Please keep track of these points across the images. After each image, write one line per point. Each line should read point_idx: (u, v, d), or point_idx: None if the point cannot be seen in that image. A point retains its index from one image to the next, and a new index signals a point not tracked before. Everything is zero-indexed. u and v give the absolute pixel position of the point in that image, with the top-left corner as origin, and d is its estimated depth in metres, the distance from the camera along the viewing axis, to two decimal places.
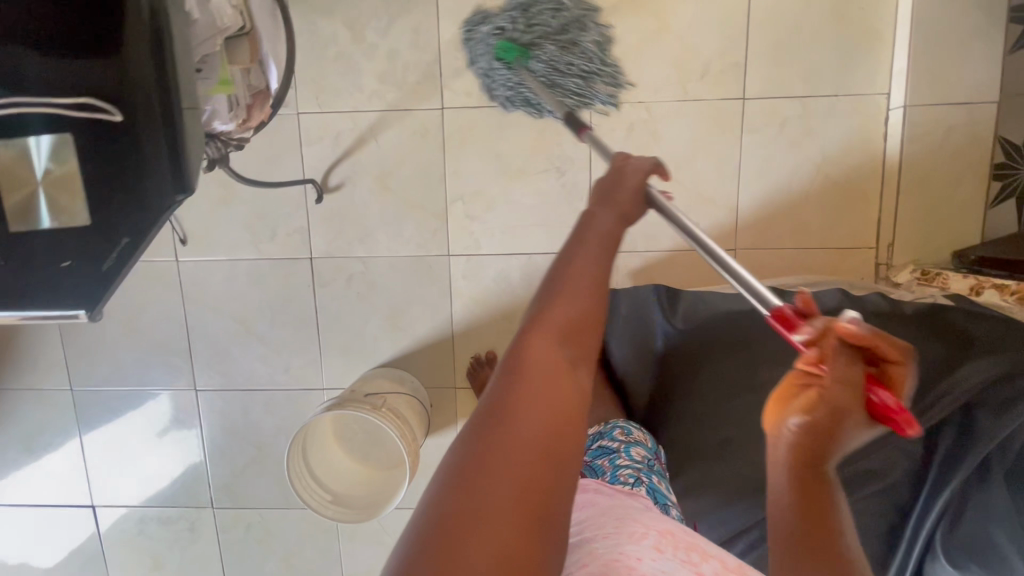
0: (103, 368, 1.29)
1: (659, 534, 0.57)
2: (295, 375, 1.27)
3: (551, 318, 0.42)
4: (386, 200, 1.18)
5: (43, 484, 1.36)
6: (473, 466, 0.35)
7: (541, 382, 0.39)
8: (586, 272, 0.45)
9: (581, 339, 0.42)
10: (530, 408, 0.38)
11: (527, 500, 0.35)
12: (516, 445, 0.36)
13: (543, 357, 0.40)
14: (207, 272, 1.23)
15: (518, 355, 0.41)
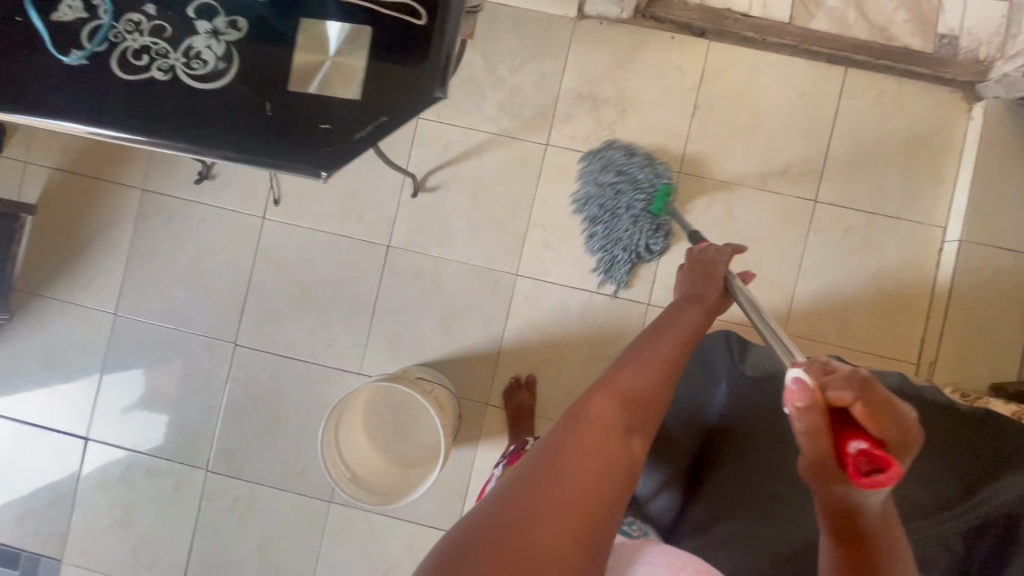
0: (153, 301, 1.30)
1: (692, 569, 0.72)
2: (337, 352, 1.27)
3: (614, 391, 0.65)
4: (473, 210, 1.26)
5: (46, 403, 1.32)
6: (541, 470, 0.55)
7: (598, 427, 0.60)
8: (641, 365, 0.69)
9: (632, 416, 0.64)
10: (590, 443, 0.58)
11: (576, 492, 0.54)
12: (574, 468, 0.56)
13: (603, 410, 0.62)
14: (288, 234, 1.28)
15: (582, 407, 0.62)
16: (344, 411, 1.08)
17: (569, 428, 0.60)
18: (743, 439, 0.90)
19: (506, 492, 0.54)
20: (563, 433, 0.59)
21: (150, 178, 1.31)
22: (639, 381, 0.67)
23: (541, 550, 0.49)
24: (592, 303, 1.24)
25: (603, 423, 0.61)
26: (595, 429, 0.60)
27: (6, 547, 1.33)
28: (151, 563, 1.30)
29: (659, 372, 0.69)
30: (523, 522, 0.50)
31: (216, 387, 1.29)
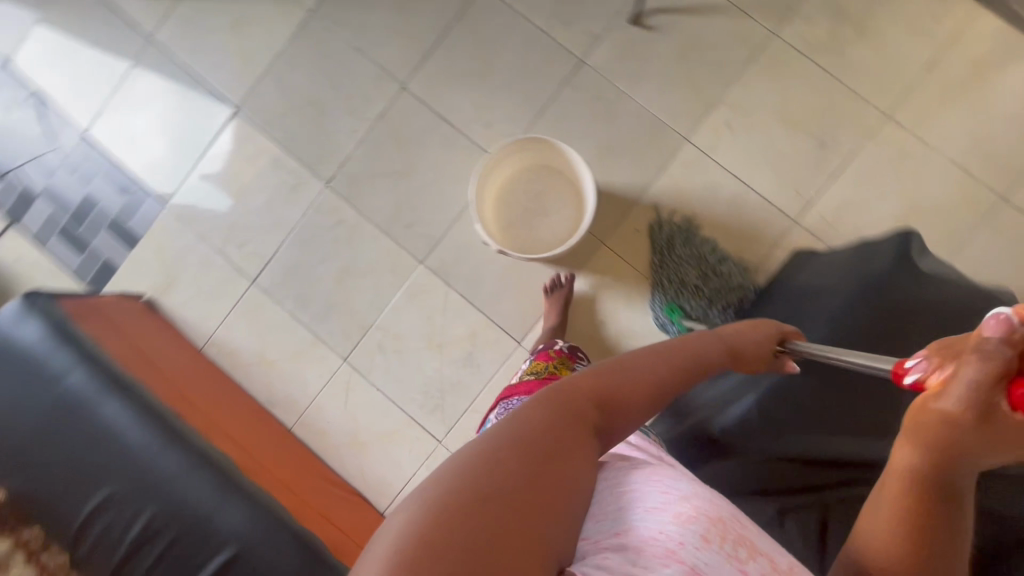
0: (348, 16, 1.34)
1: (707, 520, 0.51)
2: (489, 135, 1.30)
3: (596, 374, 0.56)
4: (675, 62, 1.26)
5: (214, 63, 1.38)
6: (501, 451, 0.46)
7: (573, 413, 0.51)
8: (639, 372, 0.57)
9: (616, 406, 0.54)
10: (558, 431, 0.49)
11: (534, 485, 0.45)
12: (541, 451, 0.47)
13: (579, 399, 0.52)
14: (496, 9, 1.30)
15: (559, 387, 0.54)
16: (497, 166, 1.14)
17: (536, 406, 0.51)
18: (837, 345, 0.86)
19: (456, 471, 0.44)
20: (525, 416, 0.50)
21: None
22: (635, 382, 0.56)
23: (494, 533, 0.41)
24: (744, 197, 1.24)
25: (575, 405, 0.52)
26: (567, 411, 0.51)
27: (125, 174, 1.41)
28: (240, 244, 1.37)
29: (669, 364, 0.60)
30: (480, 498, 0.42)
31: (367, 116, 1.33)
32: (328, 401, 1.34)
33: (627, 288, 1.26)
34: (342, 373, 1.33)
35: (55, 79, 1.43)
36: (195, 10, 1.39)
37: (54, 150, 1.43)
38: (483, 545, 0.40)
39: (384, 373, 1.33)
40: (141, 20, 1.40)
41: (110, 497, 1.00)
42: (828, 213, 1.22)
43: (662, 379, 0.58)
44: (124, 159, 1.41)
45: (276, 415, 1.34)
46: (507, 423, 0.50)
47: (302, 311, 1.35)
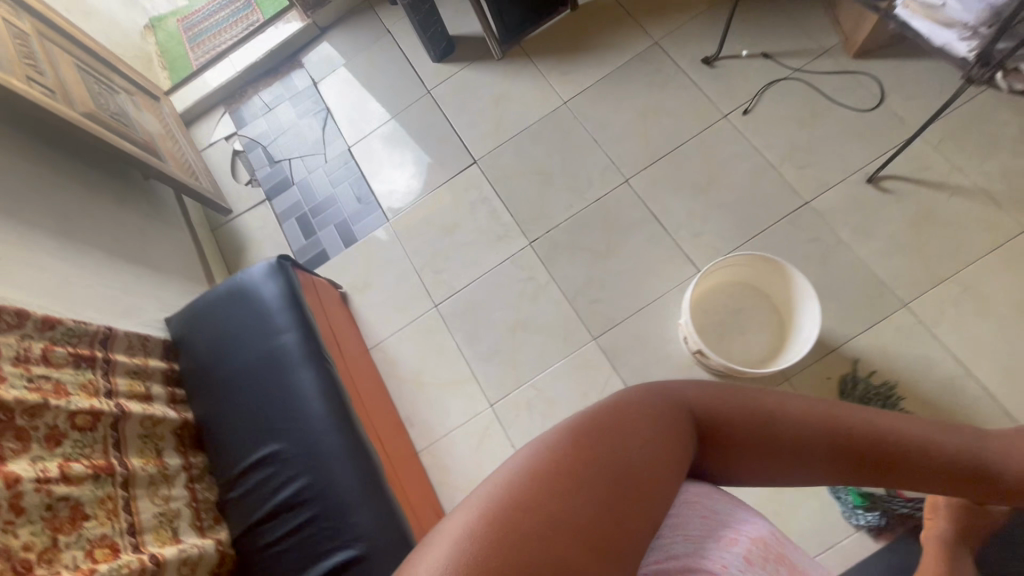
0: (596, 113, 1.52)
1: (747, 544, 0.56)
2: (696, 244, 1.35)
3: (723, 403, 0.59)
4: (907, 229, 1.25)
5: (471, 122, 1.62)
6: (607, 435, 0.53)
7: (675, 425, 0.57)
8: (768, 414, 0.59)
9: (724, 435, 0.59)
10: (657, 433, 0.55)
11: (626, 471, 0.52)
12: (639, 450, 0.53)
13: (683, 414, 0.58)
14: (733, 139, 1.41)
15: (674, 399, 0.59)
16: (712, 272, 1.18)
17: (647, 410, 0.56)
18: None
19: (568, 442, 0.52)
20: (633, 411, 0.56)
21: (667, 38, 1.54)
22: (761, 419, 0.58)
23: (586, 515, 0.49)
24: (963, 382, 1.14)
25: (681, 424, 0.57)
26: (669, 421, 0.56)
27: (366, 187, 1.65)
28: (436, 271, 1.50)
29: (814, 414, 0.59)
30: (582, 468, 0.50)
31: (587, 196, 1.46)
32: (461, 438, 1.35)
33: None
34: (484, 417, 1.35)
35: (345, 103, 1.76)
36: (472, 79, 1.66)
37: (322, 153, 1.72)
38: (579, 504, 0.49)
39: (524, 431, 1.32)
40: (427, 77, 1.71)
41: (273, 454, 1.07)
42: None
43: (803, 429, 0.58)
44: (370, 175, 1.66)
45: (410, 435, 1.38)
46: (615, 414, 0.55)
47: (467, 346, 1.42)
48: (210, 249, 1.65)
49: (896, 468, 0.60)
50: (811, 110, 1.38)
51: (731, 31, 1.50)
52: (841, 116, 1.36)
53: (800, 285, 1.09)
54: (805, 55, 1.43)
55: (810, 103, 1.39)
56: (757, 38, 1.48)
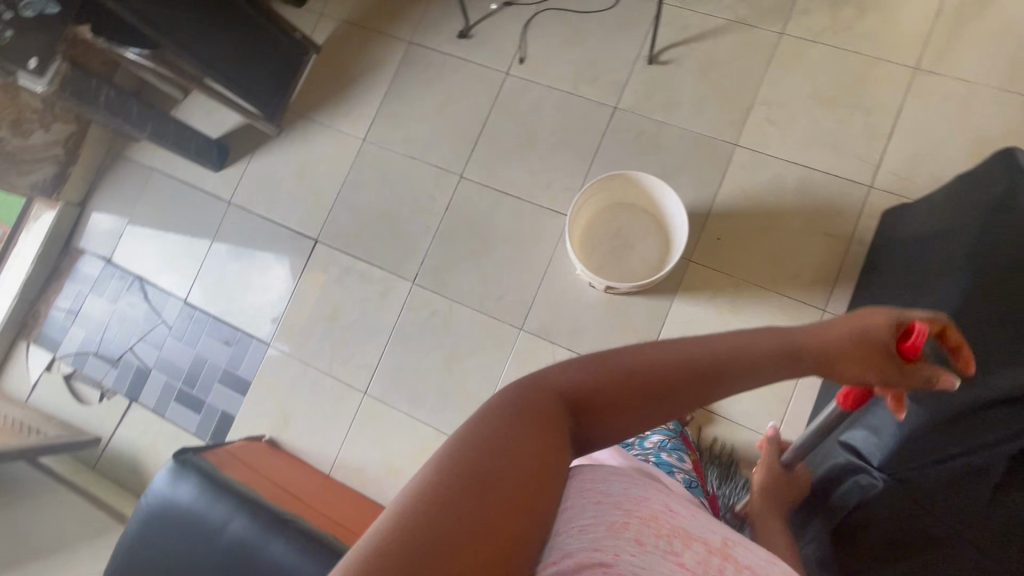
0: (398, 133, 1.49)
1: (638, 521, 0.52)
2: (552, 195, 1.38)
3: (582, 373, 0.57)
4: (702, 83, 1.35)
5: (289, 207, 1.52)
6: (482, 444, 0.48)
7: (549, 413, 0.53)
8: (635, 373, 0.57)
9: (598, 408, 0.56)
10: (533, 426, 0.51)
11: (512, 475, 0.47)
12: (518, 446, 0.49)
13: (555, 399, 0.55)
14: (526, 89, 1.44)
15: (536, 385, 0.55)
16: (577, 215, 1.20)
17: (506, 408, 0.53)
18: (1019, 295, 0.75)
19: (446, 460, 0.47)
20: (505, 412, 0.52)
21: (417, 32, 1.53)
22: (631, 382, 0.57)
23: (475, 528, 0.42)
24: (811, 178, 1.27)
25: (547, 410, 0.53)
26: (542, 411, 0.53)
27: (226, 326, 1.50)
28: (345, 361, 1.41)
29: (675, 354, 0.58)
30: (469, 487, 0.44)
31: (436, 210, 1.43)
32: None
33: (729, 295, 1.26)
34: None
35: (152, 261, 1.58)
36: (264, 167, 1.55)
37: (161, 322, 1.54)
38: (466, 525, 0.42)
39: None
40: (219, 190, 1.57)
41: None
42: (901, 169, 1.24)
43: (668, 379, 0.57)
44: (223, 313, 1.51)
45: None
46: (478, 426, 0.50)
47: (417, 409, 1.35)
48: (105, 488, 1.43)
49: (745, 371, 0.60)
50: (571, 28, 1.44)
51: None
52: (597, 20, 1.43)
53: (650, 182, 1.15)
54: None
55: (567, 22, 1.44)
56: None
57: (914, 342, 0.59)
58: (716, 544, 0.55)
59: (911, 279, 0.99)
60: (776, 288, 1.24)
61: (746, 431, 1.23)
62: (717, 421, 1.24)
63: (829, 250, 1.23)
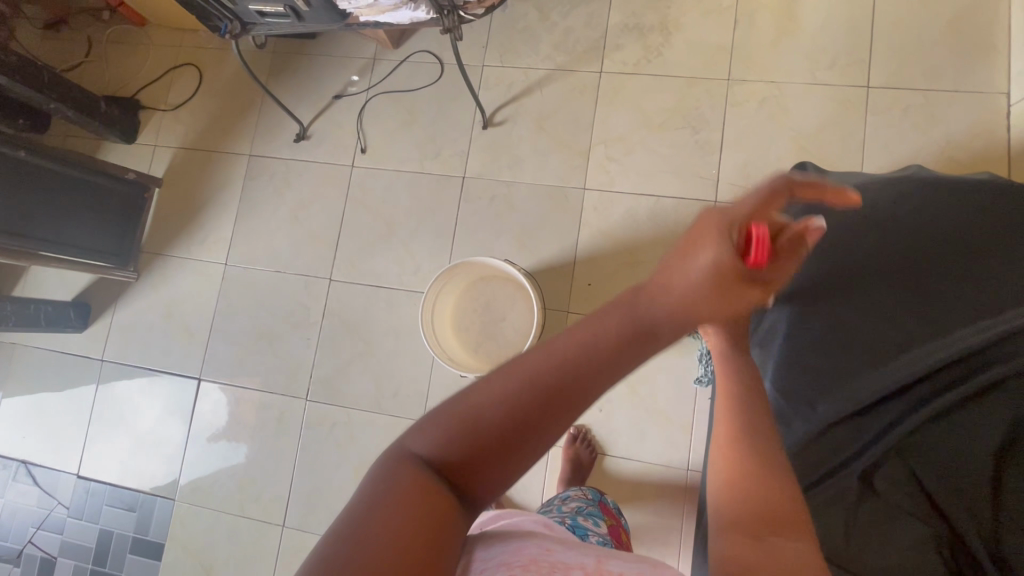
0: (258, 249, 1.45)
1: (519, 569, 0.47)
2: (423, 277, 1.36)
3: (434, 431, 0.42)
4: (538, 136, 1.37)
5: (165, 349, 1.46)
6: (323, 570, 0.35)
7: (411, 495, 0.39)
8: (478, 412, 0.41)
9: (463, 468, 0.41)
10: (390, 519, 0.38)
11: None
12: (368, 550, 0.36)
13: (407, 476, 0.40)
14: (374, 177, 1.42)
15: (386, 470, 0.41)
16: (438, 301, 1.19)
17: (360, 507, 0.39)
18: (837, 304, 0.82)
19: None
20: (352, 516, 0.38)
21: (256, 143, 1.50)
22: (480, 420, 0.41)
23: None
24: (660, 206, 1.30)
25: (412, 480, 0.40)
26: (401, 493, 0.39)
27: (127, 490, 1.41)
28: (256, 497, 1.35)
29: (520, 377, 0.41)
30: None
31: (313, 320, 1.39)
32: None
33: None
34: None
35: (34, 441, 1.48)
36: (131, 315, 1.49)
37: (56, 504, 1.44)
38: None
39: None
40: (89, 349, 1.49)
41: None
42: (738, 179, 1.28)
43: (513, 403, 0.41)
44: (121, 478, 1.42)
45: None
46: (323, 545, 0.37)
47: None
48: None
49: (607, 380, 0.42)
50: (404, 108, 1.44)
51: (296, 98, 1.49)
52: (427, 94, 1.43)
53: (496, 261, 1.14)
54: (363, 71, 1.47)
55: (399, 103, 1.44)
56: (319, 87, 1.49)
57: (756, 260, 0.45)
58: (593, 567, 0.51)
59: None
60: None
61: (657, 465, 1.23)
62: (628, 463, 1.24)
63: None
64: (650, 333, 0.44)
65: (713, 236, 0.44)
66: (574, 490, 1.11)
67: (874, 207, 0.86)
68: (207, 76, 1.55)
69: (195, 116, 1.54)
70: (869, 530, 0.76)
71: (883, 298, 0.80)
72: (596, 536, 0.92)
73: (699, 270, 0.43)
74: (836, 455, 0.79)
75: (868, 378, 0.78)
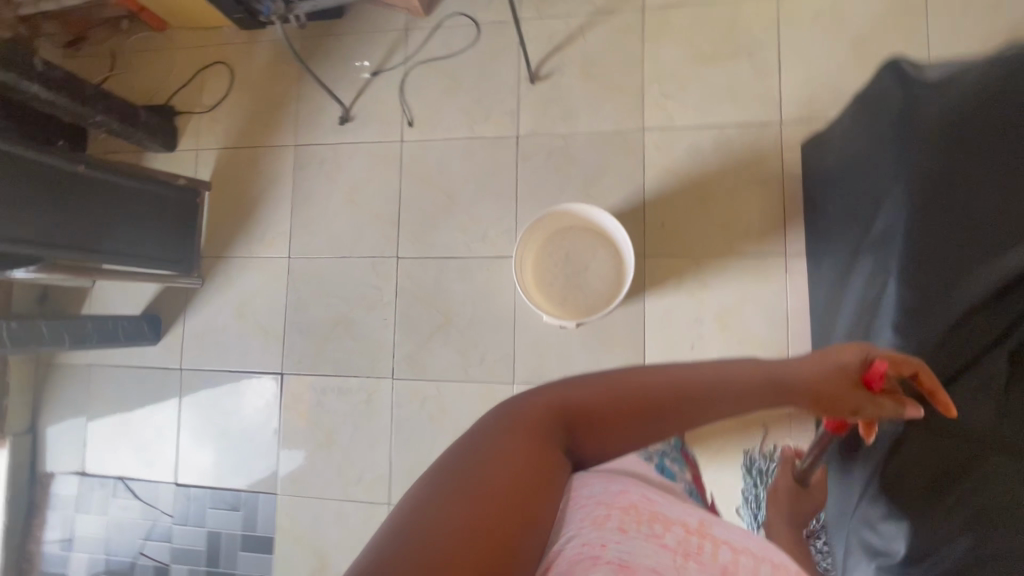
0: (320, 239, 1.44)
1: (620, 512, 0.48)
2: (491, 242, 1.35)
3: (574, 389, 0.52)
4: (588, 83, 1.34)
5: (241, 351, 1.46)
6: (469, 456, 0.45)
7: (539, 430, 0.48)
8: (624, 396, 0.51)
9: (586, 424, 0.50)
10: (523, 440, 0.47)
11: (502, 490, 0.43)
12: (505, 460, 0.45)
13: (540, 411, 0.49)
14: (425, 150, 1.41)
15: (520, 404, 0.50)
16: (522, 260, 1.19)
17: (499, 419, 0.49)
18: (962, 194, 0.80)
19: (437, 476, 0.43)
20: (494, 426, 0.48)
21: (299, 133, 1.48)
22: (616, 400, 0.51)
23: (460, 535, 0.39)
24: (725, 136, 1.27)
25: (539, 418, 0.49)
26: (534, 422, 0.48)
27: (228, 491, 1.43)
28: (357, 479, 1.37)
29: (666, 382, 0.52)
30: (459, 497, 0.41)
31: (387, 299, 1.39)
32: None
33: (693, 275, 1.25)
34: None
35: (127, 458, 1.50)
36: (202, 321, 1.49)
37: (160, 514, 1.46)
38: (447, 527, 0.39)
39: None
40: (165, 360, 1.49)
41: None
42: (802, 97, 1.25)
43: (654, 401, 0.51)
44: (219, 480, 1.44)
45: None
46: (469, 439, 0.47)
47: None
48: None
49: (722, 403, 0.54)
50: (446, 75, 1.41)
51: (332, 81, 1.47)
52: (468, 57, 1.41)
53: (580, 206, 1.15)
54: (398, 43, 1.44)
55: (439, 71, 1.42)
56: (354, 67, 1.46)
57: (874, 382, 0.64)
58: (692, 524, 0.50)
59: (851, 208, 0.99)
60: (736, 251, 1.24)
61: None
62: None
63: (767, 197, 1.24)
64: (772, 393, 0.58)
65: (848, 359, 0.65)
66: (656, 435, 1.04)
67: (980, 87, 0.82)
68: (237, 73, 1.53)
69: (233, 115, 1.52)
70: (1021, 410, 0.78)
71: (998, 181, 0.80)
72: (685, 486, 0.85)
73: (829, 365, 0.64)
74: (974, 344, 0.79)
75: (995, 263, 0.78)
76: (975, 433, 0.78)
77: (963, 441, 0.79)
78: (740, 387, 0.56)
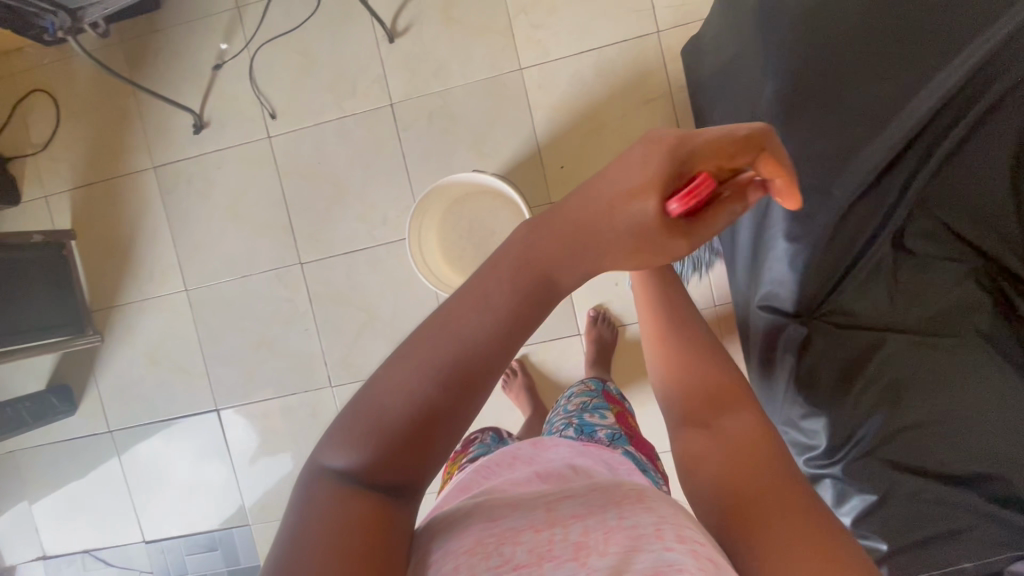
0: (213, 262, 1.33)
1: (466, 554, 0.42)
2: (394, 226, 1.27)
3: (349, 430, 0.39)
4: (451, 29, 1.23)
5: (168, 398, 1.38)
6: None
7: (337, 507, 0.37)
8: (394, 398, 0.39)
9: (388, 462, 0.39)
10: (326, 532, 0.36)
11: None
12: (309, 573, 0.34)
13: (334, 485, 0.38)
14: (298, 141, 1.28)
15: (312, 486, 0.39)
16: (422, 241, 1.13)
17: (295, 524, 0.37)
18: (830, 90, 0.78)
19: None
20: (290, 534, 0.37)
21: (153, 152, 1.32)
22: (392, 411, 0.39)
23: None
24: (605, 58, 1.20)
25: (335, 495, 0.38)
26: (332, 505, 0.37)
27: (199, 535, 1.40)
28: None
29: (428, 353, 0.39)
30: None
31: (303, 309, 1.32)
32: None
33: None
34: None
35: (86, 531, 1.44)
36: (115, 377, 1.39)
37: (139, 574, 1.43)
38: None
39: None
40: (91, 426, 1.40)
41: None
42: None
43: (427, 380, 0.39)
44: (188, 527, 1.41)
45: None
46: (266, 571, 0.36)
47: None
48: None
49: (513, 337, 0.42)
50: (297, 52, 1.26)
51: (171, 86, 1.29)
52: (314, 26, 1.25)
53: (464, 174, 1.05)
54: (233, 26, 1.27)
55: (288, 49, 1.27)
56: (191, 65, 1.29)
57: (683, 205, 0.42)
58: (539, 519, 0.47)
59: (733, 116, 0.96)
60: None
61: None
62: None
63: (659, 116, 1.19)
64: (550, 288, 0.43)
65: (641, 181, 0.41)
66: (576, 386, 1.07)
67: None
68: (61, 98, 1.33)
69: (73, 148, 1.34)
70: (909, 287, 0.81)
71: (863, 63, 0.76)
72: (605, 429, 0.87)
73: (614, 213, 0.42)
74: (860, 235, 0.79)
75: (873, 146, 0.76)
76: (870, 321, 0.81)
77: (863, 329, 0.82)
78: (507, 306, 0.41)
